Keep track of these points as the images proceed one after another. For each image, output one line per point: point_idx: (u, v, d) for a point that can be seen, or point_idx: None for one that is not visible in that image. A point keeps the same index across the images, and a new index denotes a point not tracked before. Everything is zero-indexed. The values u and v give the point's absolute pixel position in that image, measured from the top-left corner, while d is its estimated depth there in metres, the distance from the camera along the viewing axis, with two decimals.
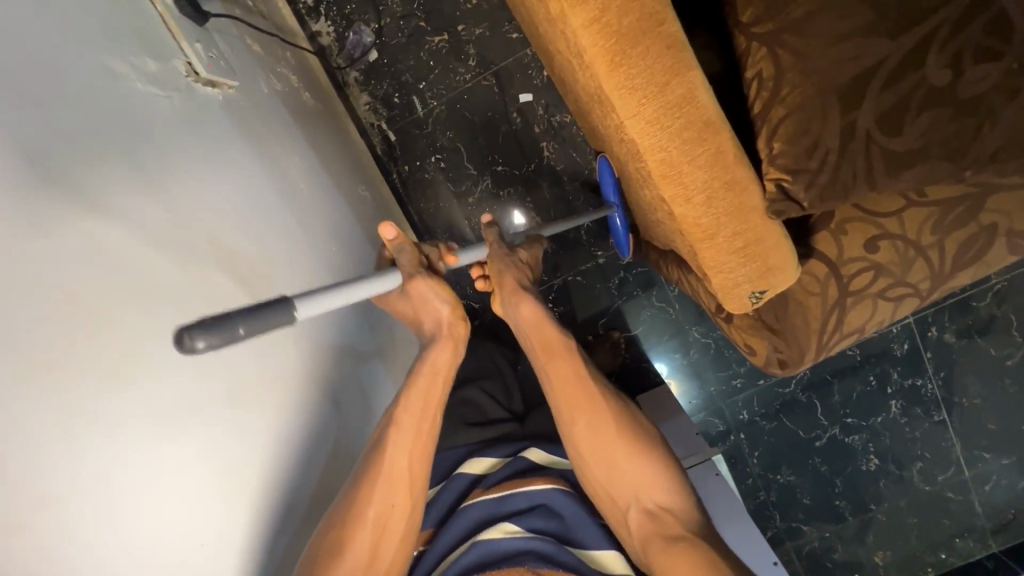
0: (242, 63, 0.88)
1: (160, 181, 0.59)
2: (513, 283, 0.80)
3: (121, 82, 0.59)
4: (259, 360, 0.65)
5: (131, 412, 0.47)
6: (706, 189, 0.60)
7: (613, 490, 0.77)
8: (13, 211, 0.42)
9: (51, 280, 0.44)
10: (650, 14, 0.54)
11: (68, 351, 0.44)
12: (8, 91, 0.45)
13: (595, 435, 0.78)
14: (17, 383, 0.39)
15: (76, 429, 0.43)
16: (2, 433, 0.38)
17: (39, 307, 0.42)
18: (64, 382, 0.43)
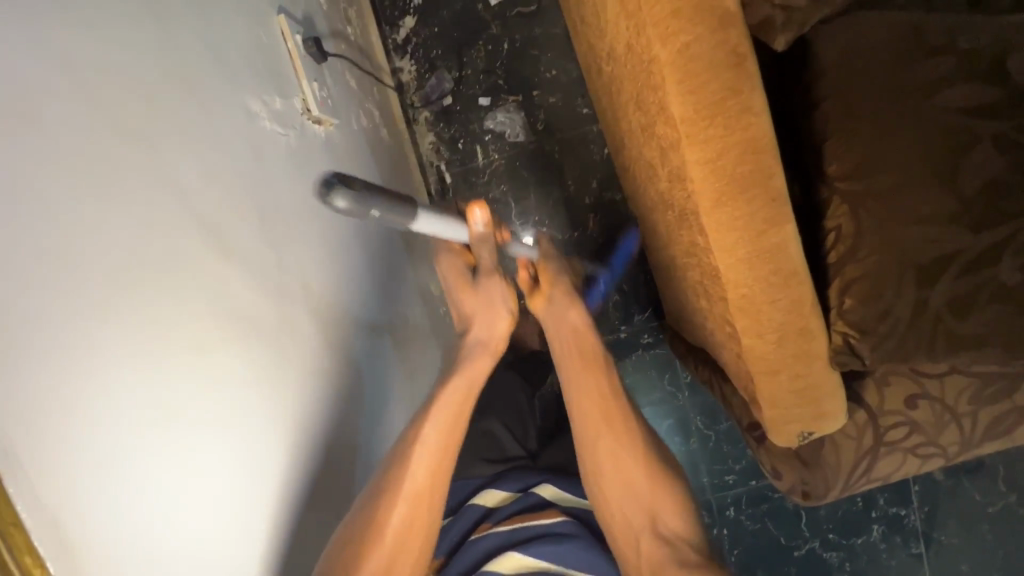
0: (342, 99, 0.91)
1: (271, 222, 0.61)
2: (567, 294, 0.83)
3: (254, 121, 0.62)
4: (326, 408, 0.65)
5: (227, 465, 0.48)
6: (780, 329, 0.64)
7: (614, 474, 0.75)
8: (159, 253, 0.44)
9: (181, 327, 0.45)
10: (763, 167, 0.59)
11: (189, 401, 0.45)
12: (174, 131, 0.48)
13: (602, 414, 0.77)
14: (153, 434, 0.41)
15: (186, 483, 0.43)
16: (121, 475, 0.38)
17: (164, 351, 0.43)
18: (184, 434, 0.44)
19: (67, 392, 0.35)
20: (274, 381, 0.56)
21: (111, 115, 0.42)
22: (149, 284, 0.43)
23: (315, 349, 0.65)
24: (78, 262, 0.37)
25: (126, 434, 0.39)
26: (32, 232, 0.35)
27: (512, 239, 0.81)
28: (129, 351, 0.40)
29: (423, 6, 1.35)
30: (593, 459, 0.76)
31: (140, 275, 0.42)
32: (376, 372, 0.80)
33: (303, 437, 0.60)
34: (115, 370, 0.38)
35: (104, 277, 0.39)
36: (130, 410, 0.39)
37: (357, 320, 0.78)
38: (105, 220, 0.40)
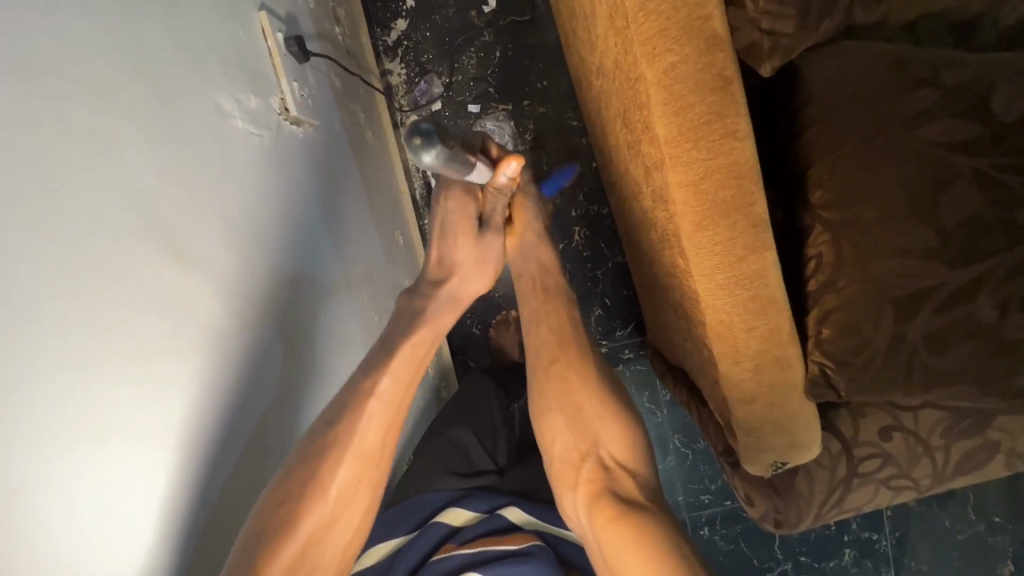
0: (324, 99, 0.89)
1: (235, 224, 0.58)
2: (540, 236, 0.84)
3: (226, 119, 0.59)
4: (280, 419, 0.62)
5: (162, 485, 0.45)
6: (757, 357, 0.63)
7: (571, 441, 0.72)
8: (105, 256, 0.42)
9: (124, 335, 0.42)
10: (744, 194, 0.58)
11: (125, 418, 0.42)
12: (132, 129, 0.46)
13: (568, 386, 0.75)
14: (78, 454, 0.38)
15: (109, 506, 0.40)
16: (38, 494, 0.35)
17: (100, 360, 0.40)
18: (115, 453, 0.41)
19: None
20: (226, 388, 0.53)
21: (61, 111, 0.40)
22: (90, 292, 0.40)
23: (279, 358, 0.62)
24: (13, 268, 0.35)
25: (48, 450, 0.36)
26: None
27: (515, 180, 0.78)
28: (60, 365, 0.37)
29: (415, 9, 1.34)
30: (551, 425, 0.74)
31: (81, 283, 0.39)
32: (343, 383, 0.77)
33: (252, 452, 0.57)
34: (41, 389, 0.36)
35: (38, 287, 0.36)
36: (53, 430, 0.36)
37: (328, 337, 0.76)
38: (44, 218, 0.37)
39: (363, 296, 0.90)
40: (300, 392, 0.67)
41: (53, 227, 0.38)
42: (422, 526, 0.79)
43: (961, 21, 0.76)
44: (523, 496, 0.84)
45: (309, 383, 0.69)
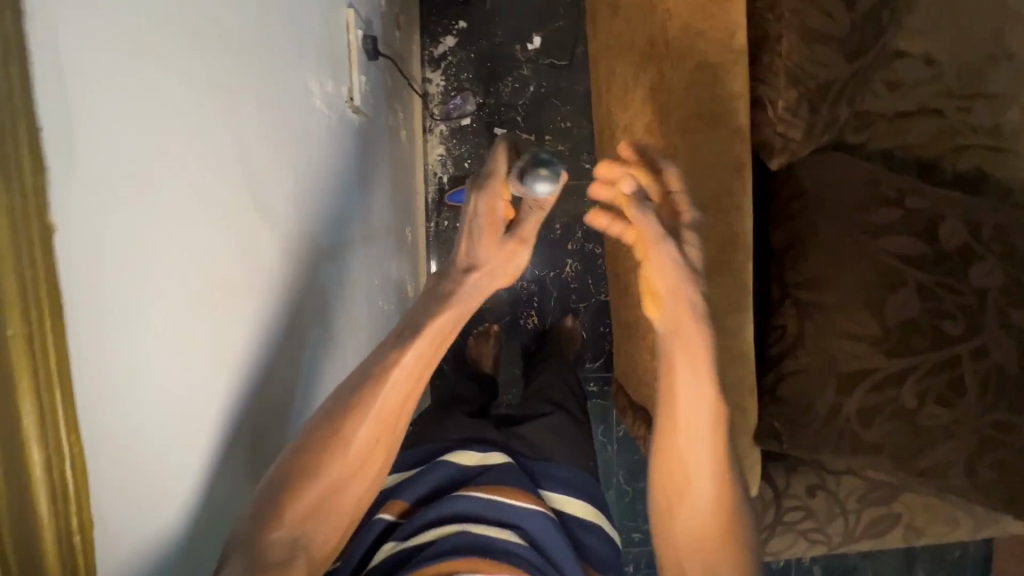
0: (379, 95, 0.96)
1: (298, 186, 0.63)
2: (684, 307, 0.66)
3: (310, 97, 0.66)
4: (305, 372, 0.64)
5: (216, 406, 0.48)
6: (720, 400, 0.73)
7: (688, 463, 0.70)
8: (212, 187, 0.46)
9: (211, 258, 0.46)
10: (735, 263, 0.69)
11: (207, 345, 0.46)
12: (247, 87, 0.52)
13: (697, 392, 0.69)
14: (168, 359, 0.41)
15: (180, 413, 0.43)
16: (138, 385, 0.38)
17: (195, 277, 0.44)
18: (195, 376, 0.44)
19: (124, 313, 0.36)
20: (269, 332, 0.57)
21: (206, 56, 0.45)
22: (200, 225, 0.44)
23: (309, 313, 0.66)
24: (157, 178, 0.39)
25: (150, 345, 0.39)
26: (131, 143, 0.36)
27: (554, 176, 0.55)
28: (173, 285, 0.41)
29: (465, 30, 1.44)
30: (676, 445, 0.71)
31: (192, 204, 0.43)
32: (353, 356, 0.80)
33: (280, 398, 0.59)
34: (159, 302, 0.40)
35: (168, 200, 0.40)
36: (159, 343, 0.40)
37: (347, 303, 0.79)
38: (181, 142, 0.42)
39: (372, 277, 0.94)
40: (323, 352, 0.69)
41: (186, 152, 0.42)
42: (429, 462, 0.69)
43: (925, 156, 0.91)
44: (530, 463, 0.74)
45: (331, 346, 0.72)
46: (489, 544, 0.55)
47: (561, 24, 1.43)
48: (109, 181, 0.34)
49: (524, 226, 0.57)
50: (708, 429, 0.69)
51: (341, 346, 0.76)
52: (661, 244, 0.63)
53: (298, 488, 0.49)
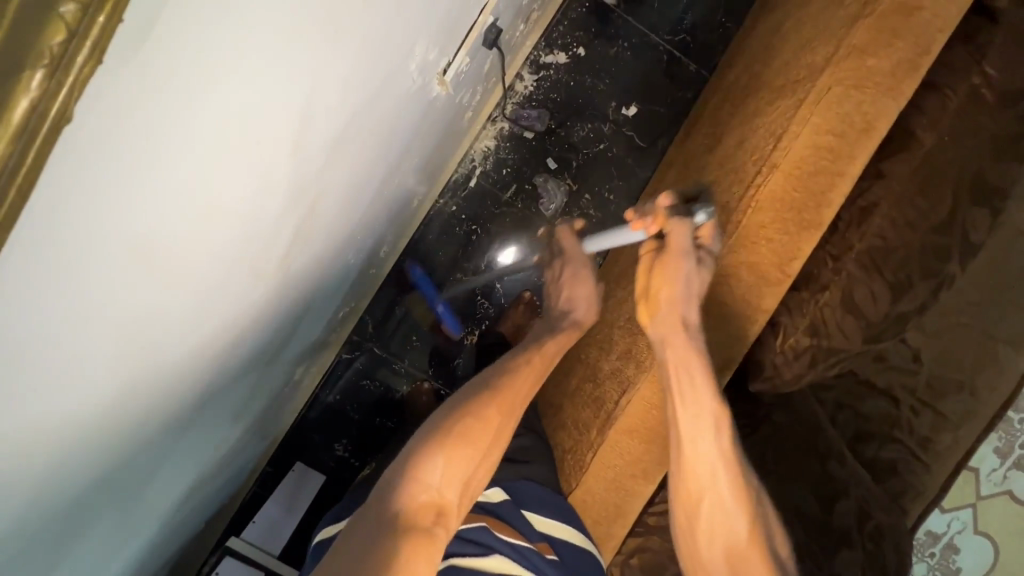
0: (471, 77, 0.92)
1: (343, 128, 0.57)
2: (678, 317, 0.68)
3: (405, 56, 0.61)
4: (237, 305, 0.58)
5: (135, 328, 0.40)
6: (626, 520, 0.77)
7: (712, 526, 0.64)
8: (264, 111, 0.40)
9: (222, 177, 0.40)
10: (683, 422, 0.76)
11: (169, 273, 0.40)
12: (356, 24, 0.46)
13: (693, 402, 0.66)
14: (116, 271, 0.34)
15: (95, 328, 0.35)
16: (64, 292, 0.31)
17: (194, 192, 0.37)
18: (140, 295, 0.38)
19: (103, 225, 0.30)
20: (229, 260, 0.50)
21: None
22: (234, 151, 0.39)
23: (276, 250, 0.59)
24: (217, 87, 0.33)
25: (104, 254, 0.32)
26: (212, 44, 0.30)
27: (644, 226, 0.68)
28: (171, 206, 0.35)
29: (581, 58, 1.40)
30: (698, 503, 0.65)
31: (236, 121, 0.37)
32: (287, 299, 0.74)
33: (199, 327, 0.52)
34: (148, 219, 0.34)
35: (214, 112, 0.34)
36: (116, 252, 0.32)
37: (315, 248, 0.73)
38: (263, 58, 0.36)
39: (355, 230, 0.88)
40: (264, 289, 0.63)
41: (262, 70, 0.36)
42: None
43: (865, 429, 0.95)
44: (516, 486, 0.81)
45: (274, 285, 0.65)
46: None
47: (661, 110, 1.42)
48: (165, 78, 0.28)
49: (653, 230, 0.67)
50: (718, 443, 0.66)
51: (284, 287, 0.70)
52: (684, 258, 0.65)
53: (449, 453, 0.67)
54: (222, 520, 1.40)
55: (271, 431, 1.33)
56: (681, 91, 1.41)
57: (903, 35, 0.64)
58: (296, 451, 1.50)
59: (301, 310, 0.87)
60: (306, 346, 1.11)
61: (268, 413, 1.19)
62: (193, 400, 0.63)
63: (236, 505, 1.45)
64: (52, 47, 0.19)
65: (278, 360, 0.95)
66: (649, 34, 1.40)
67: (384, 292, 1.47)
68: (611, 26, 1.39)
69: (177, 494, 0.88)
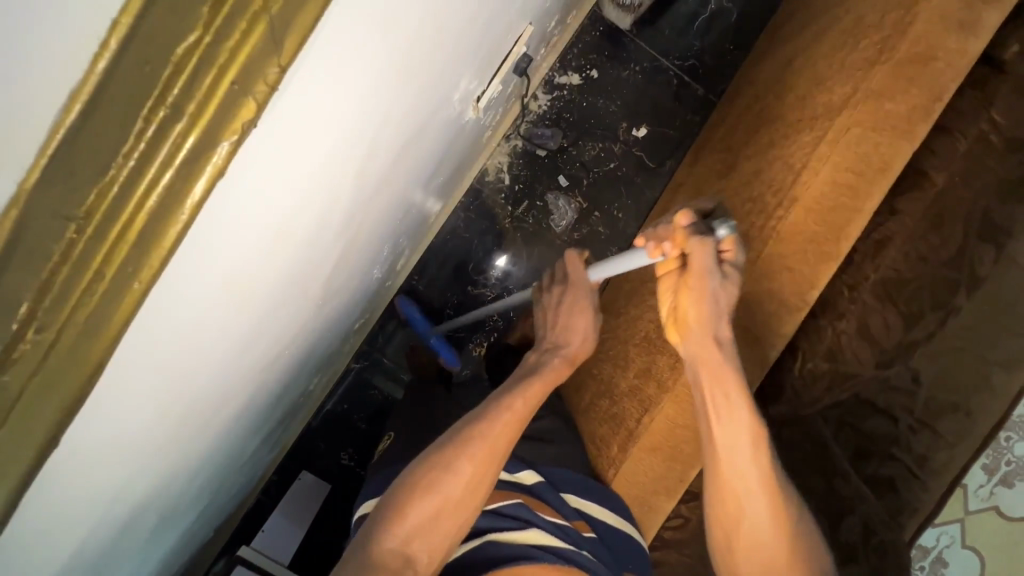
0: (498, 102, 0.95)
1: (394, 157, 0.60)
2: (710, 338, 0.70)
3: (450, 88, 0.64)
4: (285, 324, 0.60)
5: (209, 349, 0.42)
6: (663, 486, 0.84)
7: (750, 539, 0.67)
8: (341, 148, 0.43)
9: (298, 207, 0.42)
10: (705, 435, 0.80)
11: (247, 297, 0.42)
12: (420, 66, 0.49)
13: (729, 424, 0.68)
14: (207, 298, 0.36)
15: (180, 351, 0.37)
16: (166, 321, 0.32)
17: (276, 223, 0.39)
18: (220, 317, 0.40)
19: (213, 260, 0.33)
20: (288, 283, 0.52)
21: (414, 29, 0.42)
22: (314, 181, 0.42)
23: (325, 270, 0.61)
24: (313, 132, 0.35)
25: (204, 285, 0.34)
26: (318, 95, 0.33)
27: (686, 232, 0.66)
28: (261, 238, 0.38)
29: (594, 80, 1.44)
30: (737, 518, 0.68)
31: (319, 159, 0.40)
32: (322, 314, 0.76)
33: (253, 345, 0.53)
34: (244, 247, 0.36)
35: (307, 152, 0.37)
36: (212, 281, 0.34)
37: (351, 267, 0.75)
38: (349, 102, 0.38)
39: (384, 247, 0.90)
40: (308, 307, 0.65)
41: (346, 112, 0.39)
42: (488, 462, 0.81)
43: (866, 445, 0.98)
44: (549, 469, 0.83)
45: (316, 303, 0.68)
46: (545, 549, 0.70)
47: (670, 132, 1.46)
48: (280, 130, 0.31)
49: (672, 251, 0.67)
50: (754, 453, 0.67)
51: (322, 304, 0.72)
52: (708, 280, 0.66)
53: (417, 503, 0.65)
54: (228, 529, 1.40)
55: (281, 439, 1.34)
56: (689, 114, 1.45)
57: (918, 82, 0.69)
58: (302, 459, 1.50)
59: (330, 323, 0.89)
60: (326, 356, 1.13)
61: (284, 422, 1.20)
62: (233, 413, 0.64)
63: (242, 513, 1.45)
64: (240, 123, 0.21)
65: (302, 371, 0.97)
66: (660, 59, 1.44)
67: (395, 302, 1.49)
68: (624, 50, 1.44)
69: (200, 505, 0.89)
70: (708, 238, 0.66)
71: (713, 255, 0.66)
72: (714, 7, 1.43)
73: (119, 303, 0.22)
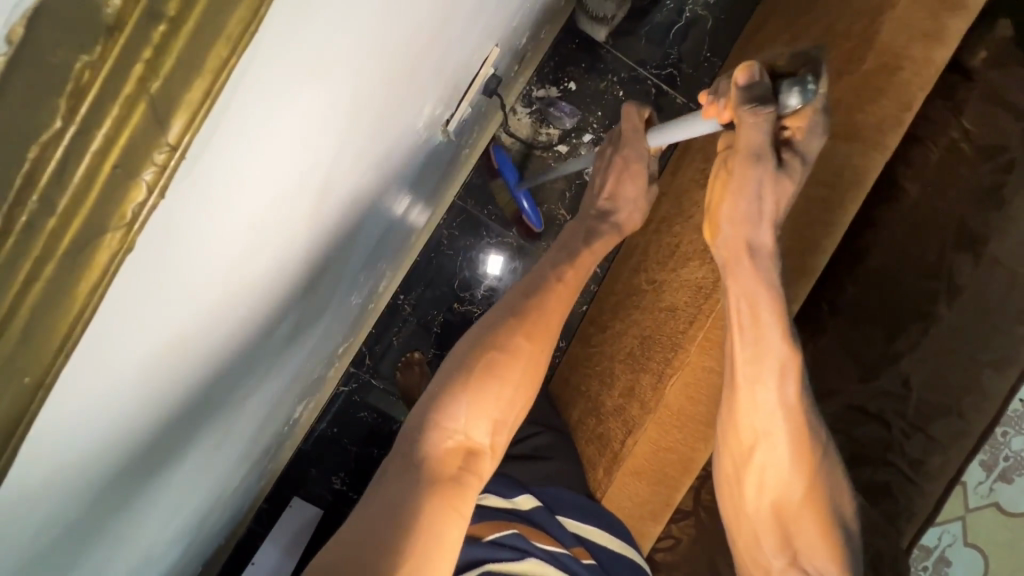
0: (470, 122, 0.95)
1: (357, 185, 0.59)
2: (743, 241, 0.67)
3: (413, 118, 0.64)
4: (251, 354, 0.58)
5: (164, 395, 0.41)
6: (651, 505, 0.82)
7: (760, 480, 0.69)
8: (290, 189, 0.42)
9: (249, 247, 0.41)
10: (689, 456, 0.78)
11: (196, 344, 0.41)
12: (373, 102, 0.49)
13: (754, 349, 0.66)
14: (154, 348, 0.34)
15: (132, 404, 0.36)
16: (106, 383, 0.31)
17: (224, 267, 0.38)
18: (174, 361, 0.38)
19: (149, 319, 0.31)
20: (250, 315, 0.50)
21: (361, 68, 0.42)
22: (263, 218, 0.40)
23: (290, 298, 0.60)
24: (252, 180, 0.34)
25: (145, 341, 0.32)
26: (249, 146, 0.32)
27: (750, 84, 0.58)
28: (206, 287, 0.37)
29: (573, 92, 1.44)
30: (747, 470, 0.70)
31: (264, 200, 0.39)
32: (292, 342, 0.74)
33: (217, 381, 0.52)
34: (189, 294, 0.35)
35: (246, 198, 0.35)
36: (153, 335, 0.33)
37: (323, 292, 0.74)
38: (291, 145, 0.37)
39: (360, 268, 0.89)
40: (275, 337, 0.64)
41: (290, 155, 0.38)
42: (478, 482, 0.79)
43: (859, 452, 0.96)
44: (545, 491, 0.83)
45: (285, 330, 0.66)
46: None
47: None
48: (208, 188, 0.30)
49: (726, 114, 0.63)
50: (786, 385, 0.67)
51: (292, 331, 0.71)
52: (753, 162, 0.62)
53: (465, 407, 0.67)
54: (218, 560, 1.37)
55: (269, 468, 1.32)
56: (669, 122, 1.45)
57: (888, 91, 0.68)
58: (292, 485, 1.48)
59: (306, 348, 0.87)
60: (307, 384, 1.11)
61: (269, 452, 1.18)
62: (200, 452, 0.62)
63: (233, 543, 1.43)
64: (131, 208, 0.20)
65: (282, 401, 0.95)
66: (638, 68, 1.44)
67: (380, 322, 1.47)
68: (601, 61, 1.43)
69: (179, 544, 0.86)
70: (770, 109, 0.58)
71: (766, 133, 0.60)
72: (689, 14, 1.42)
73: (11, 399, 0.21)
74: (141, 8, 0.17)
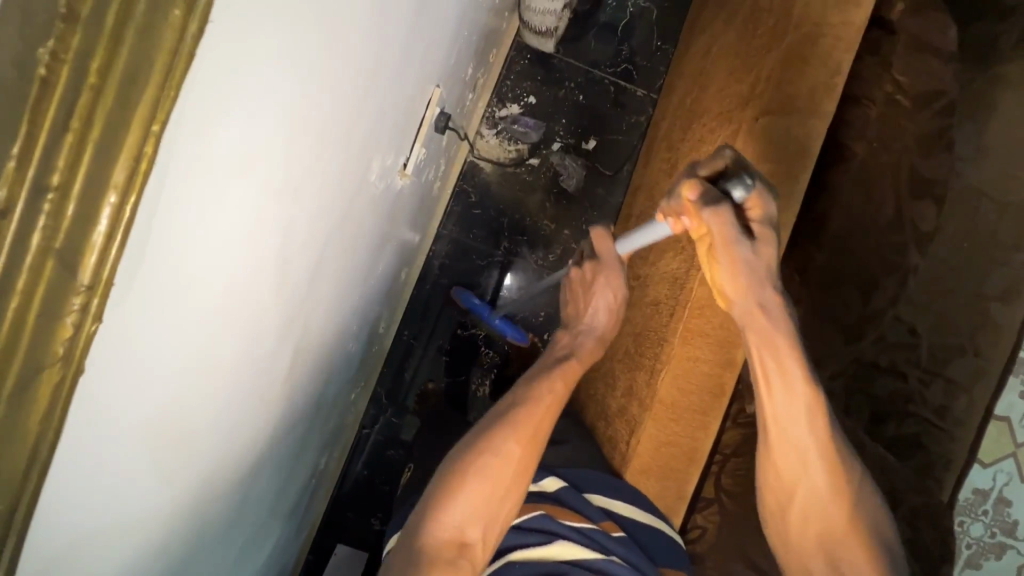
0: (431, 157, 0.98)
1: (320, 249, 0.62)
2: (755, 306, 0.67)
3: (363, 174, 0.67)
4: (254, 424, 0.62)
5: (170, 481, 0.44)
6: (667, 500, 0.82)
7: (805, 516, 0.68)
8: (245, 273, 0.45)
9: (221, 333, 0.44)
10: (692, 445, 0.79)
11: (189, 431, 0.44)
12: (314, 176, 0.52)
13: (777, 398, 0.66)
14: (143, 445, 0.38)
15: (136, 495, 0.39)
16: (100, 484, 0.34)
17: (198, 358, 0.41)
18: (169, 450, 0.42)
19: (128, 421, 0.35)
20: (241, 390, 0.54)
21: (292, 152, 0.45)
22: (228, 304, 0.44)
23: (280, 365, 0.64)
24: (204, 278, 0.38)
25: (130, 440, 0.36)
26: (190, 252, 0.35)
27: (700, 192, 0.64)
28: (182, 379, 0.40)
29: (534, 106, 1.47)
30: (791, 508, 0.68)
31: (223, 289, 0.42)
32: (297, 403, 0.78)
33: (224, 456, 0.55)
34: (167, 390, 0.38)
35: (203, 295, 0.39)
36: (138, 433, 0.36)
37: (316, 351, 0.78)
38: (235, 236, 0.41)
39: (352, 319, 0.93)
40: (275, 403, 0.67)
41: (236, 245, 0.41)
42: None
43: (879, 410, 0.94)
44: (570, 473, 0.81)
45: (284, 395, 0.70)
46: (574, 564, 0.68)
47: (619, 137, 1.47)
48: (156, 297, 0.33)
49: (694, 223, 0.66)
50: (814, 442, 0.66)
51: (293, 395, 0.74)
52: (736, 247, 0.64)
53: (462, 493, 0.67)
54: None
55: (307, 520, 1.35)
56: (634, 116, 1.47)
57: (814, 59, 0.69)
58: (334, 532, 1.51)
59: (315, 404, 0.90)
60: (325, 436, 1.14)
61: (301, 507, 1.21)
62: (227, 523, 0.66)
63: None
64: (61, 346, 0.23)
65: (302, 456, 0.98)
66: (592, 70, 1.46)
67: (390, 361, 1.50)
68: (556, 71, 1.46)
69: None
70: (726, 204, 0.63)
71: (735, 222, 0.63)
72: (633, 9, 1.45)
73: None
74: (27, 188, 0.20)
